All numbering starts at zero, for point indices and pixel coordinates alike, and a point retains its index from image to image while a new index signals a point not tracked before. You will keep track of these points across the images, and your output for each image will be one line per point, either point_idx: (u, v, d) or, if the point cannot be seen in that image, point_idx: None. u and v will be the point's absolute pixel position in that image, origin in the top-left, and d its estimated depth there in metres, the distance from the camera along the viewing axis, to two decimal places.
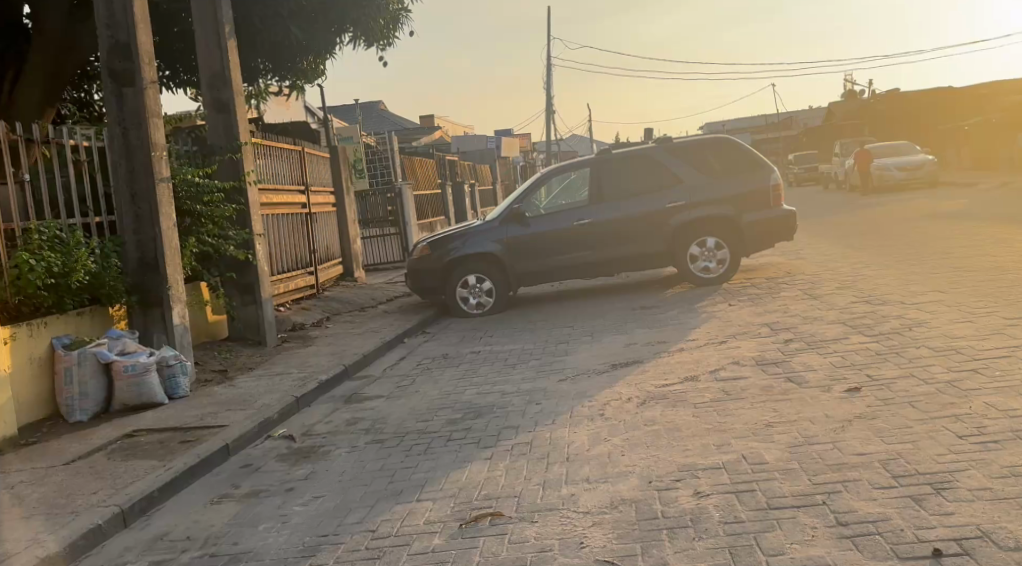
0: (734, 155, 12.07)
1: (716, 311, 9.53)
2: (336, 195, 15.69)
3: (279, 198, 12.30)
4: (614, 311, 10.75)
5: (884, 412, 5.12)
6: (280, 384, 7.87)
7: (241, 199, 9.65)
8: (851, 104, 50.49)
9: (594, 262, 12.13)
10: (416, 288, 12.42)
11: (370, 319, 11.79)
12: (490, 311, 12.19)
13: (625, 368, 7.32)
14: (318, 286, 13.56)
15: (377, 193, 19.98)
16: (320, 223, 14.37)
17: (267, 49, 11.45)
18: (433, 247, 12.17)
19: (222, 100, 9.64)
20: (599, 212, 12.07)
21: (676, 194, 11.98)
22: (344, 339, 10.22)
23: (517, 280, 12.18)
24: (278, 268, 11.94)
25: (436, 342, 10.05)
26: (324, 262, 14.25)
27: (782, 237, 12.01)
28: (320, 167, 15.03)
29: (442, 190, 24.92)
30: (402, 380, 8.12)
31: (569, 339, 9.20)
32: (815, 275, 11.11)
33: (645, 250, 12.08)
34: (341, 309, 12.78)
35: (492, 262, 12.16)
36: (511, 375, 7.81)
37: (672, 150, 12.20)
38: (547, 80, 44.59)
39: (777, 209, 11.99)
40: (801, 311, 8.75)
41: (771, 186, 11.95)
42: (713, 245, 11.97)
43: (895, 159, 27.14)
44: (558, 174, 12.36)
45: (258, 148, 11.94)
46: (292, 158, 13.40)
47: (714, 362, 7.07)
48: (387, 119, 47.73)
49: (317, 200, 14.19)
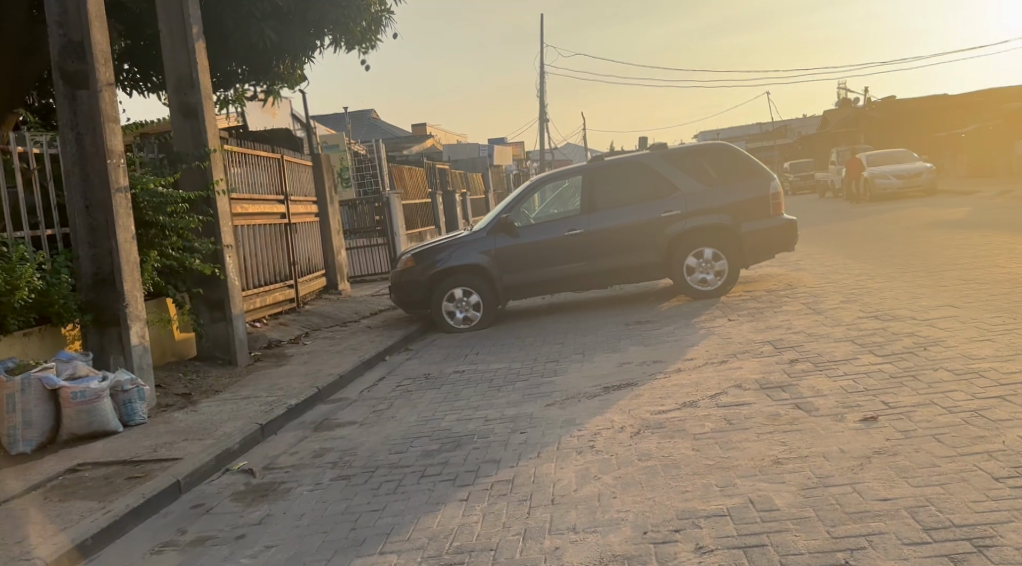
0: (732, 161, 11.56)
1: (714, 327, 8.98)
2: (319, 205, 15.14)
3: (254, 209, 11.74)
4: (607, 326, 10.18)
5: (907, 446, 4.57)
6: (246, 410, 7.29)
7: (210, 209, 9.11)
8: (846, 111, 50.12)
9: (585, 273, 11.57)
10: (400, 301, 11.84)
11: (351, 335, 11.22)
12: (477, 325, 11.60)
13: (617, 391, 6.75)
14: (298, 300, 13.00)
15: (364, 203, 19.49)
16: (301, 233, 13.81)
17: (240, 52, 10.91)
18: (418, 258, 11.63)
19: (189, 105, 9.10)
20: (591, 222, 11.53)
21: (671, 202, 11.44)
22: (320, 358, 9.64)
23: (505, 293, 11.63)
24: (253, 282, 11.37)
25: (418, 360, 9.47)
26: (305, 275, 13.69)
27: (782, 247, 11.47)
28: (302, 176, 14.49)
29: (432, 199, 24.37)
30: (379, 404, 7.54)
31: (558, 358, 8.62)
32: (817, 287, 10.57)
33: (640, 261, 11.53)
34: (321, 325, 12.20)
35: (480, 274, 11.60)
36: (495, 398, 7.24)
37: (668, 157, 11.67)
38: (540, 88, 44.20)
39: (777, 218, 11.45)
40: (806, 327, 8.20)
41: (771, 194, 11.43)
42: (710, 256, 11.38)
43: (894, 166, 26.66)
44: (548, 182, 11.81)
45: (231, 156, 11.39)
46: (270, 167, 12.84)
47: (714, 385, 6.51)
48: (379, 128, 47.24)
49: (298, 210, 13.64)
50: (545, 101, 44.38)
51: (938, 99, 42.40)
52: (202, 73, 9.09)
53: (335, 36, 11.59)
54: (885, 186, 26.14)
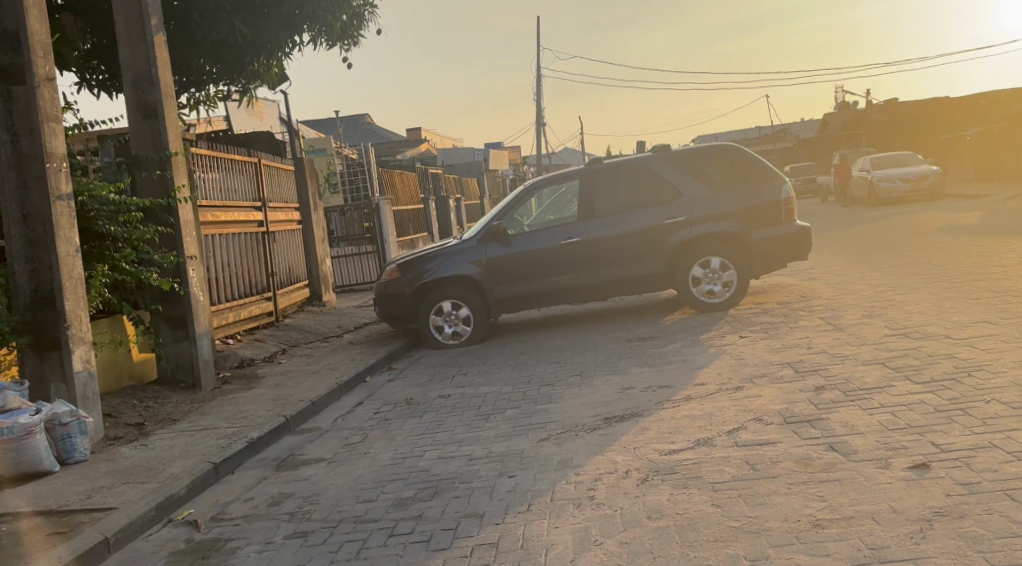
0: (740, 164, 10.76)
1: (725, 345, 8.17)
2: (302, 211, 14.33)
3: (226, 217, 10.93)
4: (607, 343, 9.37)
5: (975, 507, 3.76)
6: (201, 445, 6.47)
7: (171, 217, 8.31)
8: (847, 113, 49.44)
9: (583, 285, 10.78)
10: (385, 314, 11.03)
11: (331, 352, 10.39)
12: (467, 341, 10.78)
13: (620, 424, 5.93)
14: (277, 314, 12.18)
15: (353, 209, 18.79)
16: (281, 242, 12.99)
17: (209, 49, 10.11)
18: (403, 269, 10.85)
19: (149, 104, 8.27)
20: (590, 229, 10.73)
21: (675, 209, 10.65)
22: (294, 380, 8.82)
23: (498, 306, 10.82)
24: (224, 295, 10.56)
25: (400, 383, 8.64)
26: (284, 287, 12.86)
27: (795, 256, 10.67)
28: (284, 181, 13.67)
29: (425, 204, 23.57)
30: (352, 437, 6.73)
31: (554, 380, 7.80)
32: (834, 300, 9.76)
33: (642, 271, 10.73)
34: (301, 340, 11.39)
35: (469, 286, 10.81)
36: (482, 430, 6.41)
37: (671, 160, 10.87)
38: (536, 91, 43.48)
39: (789, 224, 10.65)
40: (829, 347, 7.39)
41: (783, 198, 10.63)
42: (718, 266, 10.56)
43: (900, 169, 25.87)
44: (543, 186, 11.01)
45: (201, 160, 10.58)
46: (247, 172, 12.03)
47: (731, 418, 5.70)
48: (373, 132, 46.46)
49: (277, 217, 12.83)
50: (542, 105, 43.62)
51: (940, 101, 41.74)
52: (161, 70, 8.28)
53: (314, 31, 10.79)
54: (890, 189, 25.42)
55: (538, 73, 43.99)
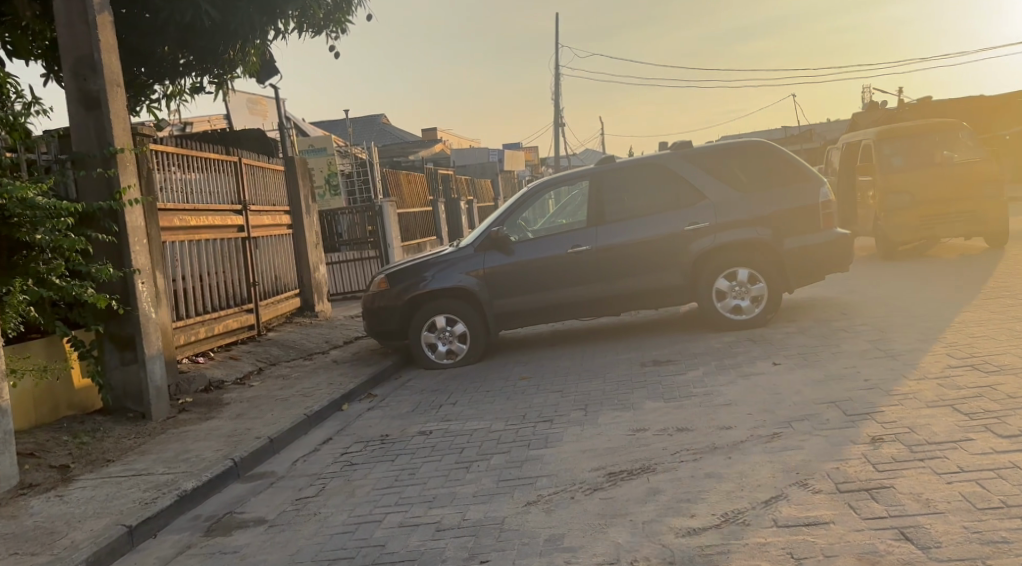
0: (770, 163, 9.56)
1: (755, 375, 7.00)
2: (294, 215, 13.25)
3: (198, 222, 9.85)
4: (619, 367, 8.21)
5: None
6: (123, 498, 5.37)
7: (116, 223, 7.25)
8: (877, 112, 47.87)
9: (595, 298, 9.62)
10: (372, 330, 9.92)
11: (311, 373, 9.30)
12: (463, 360, 9.65)
13: (627, 484, 4.78)
14: (259, 328, 11.12)
15: (354, 211, 17.77)
16: (267, 249, 11.92)
17: (175, 33, 9.03)
18: (393, 280, 9.77)
19: (91, 93, 7.19)
20: (601, 236, 9.58)
21: (697, 213, 9.48)
22: (259, 408, 7.74)
23: (498, 321, 9.69)
24: (192, 309, 9.49)
25: (380, 414, 7.54)
26: (270, 298, 11.81)
27: (834, 266, 9.45)
28: (272, 182, 12.59)
29: (434, 207, 22.53)
30: (307, 489, 5.60)
31: (553, 416, 6.65)
32: (880, 320, 8.56)
33: (660, 283, 9.55)
34: (282, 358, 10.31)
35: (466, 300, 9.69)
36: (461, 484, 5.27)
37: (693, 158, 9.67)
38: (554, 90, 42.47)
39: (826, 231, 9.44)
40: (881, 383, 6.20)
41: (820, 202, 9.42)
42: (746, 278, 9.35)
43: None
44: (548, 188, 9.87)
45: (169, 158, 9.49)
46: (226, 172, 10.94)
47: (767, 482, 4.52)
48: (387, 131, 45.37)
49: (262, 221, 11.77)
50: (560, 104, 42.52)
51: (975, 99, 40.20)
52: (106, 54, 7.21)
53: (295, 16, 9.69)
54: None
55: (557, 70, 42.78)
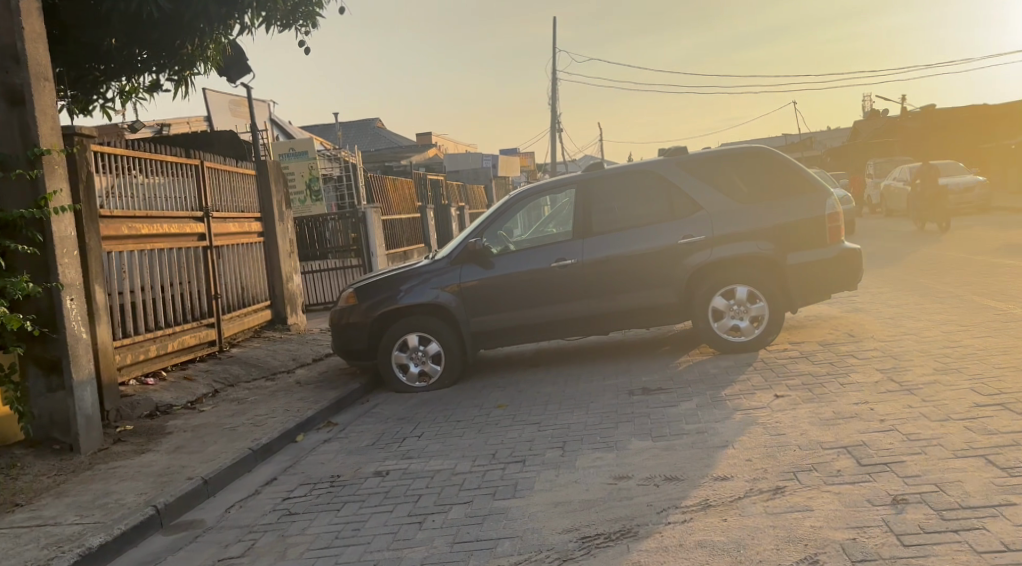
0: (773, 172, 8.80)
1: (754, 411, 6.23)
2: (265, 221, 12.46)
3: (151, 230, 9.08)
4: (604, 395, 7.45)
5: None
6: (16, 558, 4.60)
7: (41, 232, 6.46)
8: (879, 121, 47.30)
9: (581, 317, 8.85)
10: (339, 349, 9.13)
11: (270, 397, 8.53)
12: (437, 383, 8.87)
13: (601, 555, 4.01)
14: (222, 344, 10.36)
15: (338, 218, 17.03)
16: (233, 258, 11.14)
17: (123, 25, 8.26)
18: (362, 296, 9.00)
19: (13, 88, 6.40)
20: (588, 249, 8.81)
21: (692, 226, 8.71)
22: (204, 439, 6.96)
23: (476, 341, 8.92)
24: (141, 325, 8.72)
25: (337, 447, 6.76)
26: (234, 311, 11.03)
27: (840, 285, 8.68)
28: (240, 187, 11.80)
29: (423, 213, 21.80)
30: (234, 546, 4.82)
31: (526, 456, 5.88)
32: (893, 345, 7.81)
33: (651, 302, 8.79)
34: (242, 379, 9.53)
35: (440, 318, 8.92)
36: (410, 544, 4.50)
37: (689, 165, 8.90)
38: (552, 94, 41.82)
39: (833, 246, 8.67)
40: (899, 424, 5.44)
41: (827, 215, 8.64)
42: (745, 297, 8.59)
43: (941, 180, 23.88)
44: (531, 196, 9.10)
45: (120, 161, 8.71)
46: (186, 175, 10.16)
47: (768, 558, 3.76)
48: (382, 135, 44.61)
49: (227, 229, 10.99)
50: (557, 108, 41.86)
51: (976, 110, 39.77)
52: (31, 43, 6.43)
53: (259, 8, 8.90)
54: None
55: (554, 74, 42.08)
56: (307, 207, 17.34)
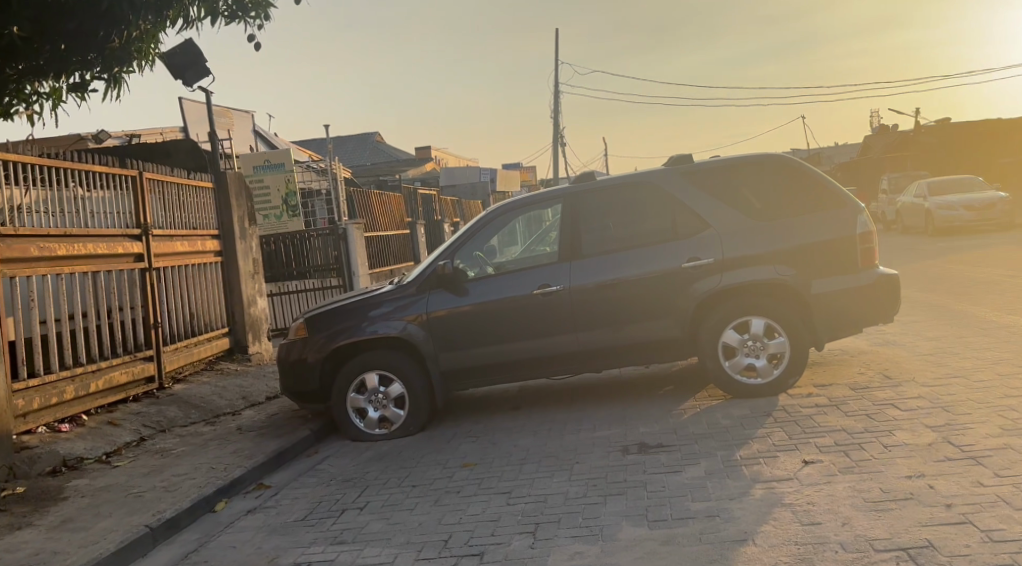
0: (793, 185, 7.51)
1: (779, 485, 4.94)
2: (224, 240, 11.20)
3: (71, 251, 7.82)
4: (592, 451, 6.17)
5: None
6: None
7: None
8: (890, 136, 46.16)
9: (568, 353, 7.56)
10: (286, 390, 7.81)
11: (201, 448, 7.25)
12: (398, 432, 7.51)
13: None
14: (162, 379, 9.08)
15: (318, 235, 15.73)
16: (180, 280, 9.88)
17: (26, 9, 6.92)
18: (314, 328, 7.72)
19: None
20: (578, 274, 7.53)
21: (698, 247, 7.42)
22: (102, 508, 5.69)
23: (445, 381, 7.62)
24: (54, 362, 7.47)
25: (261, 523, 5.48)
26: (180, 341, 9.76)
27: (874, 316, 7.37)
28: (193, 202, 10.55)
29: (413, 230, 20.62)
30: None
31: (488, 545, 4.58)
32: (942, 392, 6.54)
33: (651, 336, 7.49)
34: (178, 422, 8.25)
35: (404, 354, 7.62)
36: None
37: (694, 176, 7.62)
38: (555, 107, 40.76)
39: (865, 272, 7.36)
40: (975, 515, 4.18)
41: (858, 235, 7.35)
42: (762, 331, 7.28)
43: (964, 197, 22.72)
44: (512, 212, 7.83)
45: (32, 172, 7.45)
46: (122, 188, 8.91)
47: None
48: (382, 149, 43.48)
49: (174, 248, 9.73)
50: (560, 122, 40.79)
51: (992, 124, 38.63)
52: None
53: None
54: (952, 218, 22.47)
55: (558, 87, 40.98)
56: (283, 223, 15.93)
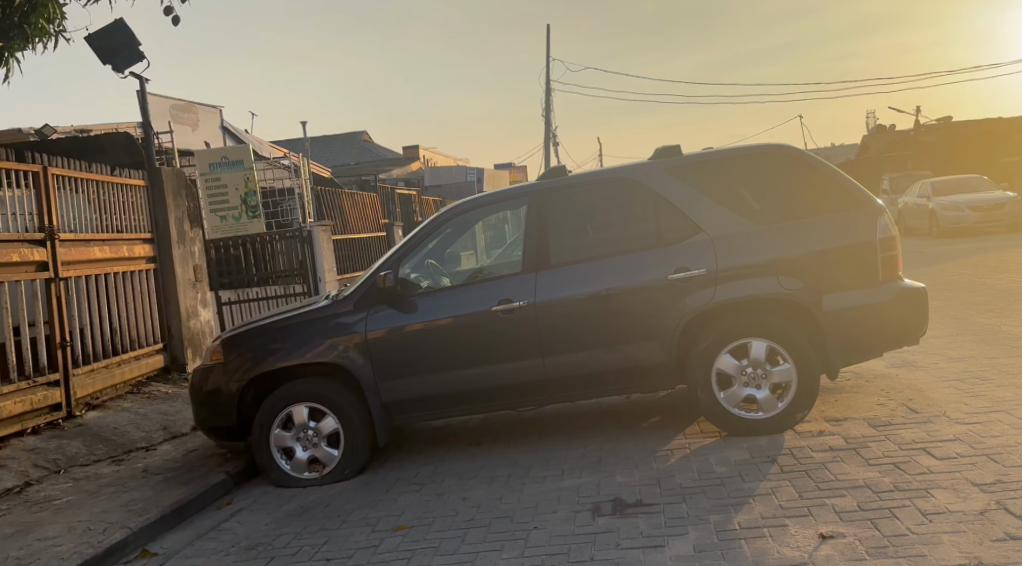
0: (799, 182, 6.32)
1: None
2: (157, 244, 9.98)
3: None
4: (556, 510, 4.98)
5: None
6: None
7: None
8: (888, 135, 45.13)
9: (533, 381, 6.35)
10: (201, 424, 6.60)
11: (92, 497, 6.06)
12: (331, 476, 6.30)
13: None
14: (70, 407, 7.85)
15: (279, 238, 14.62)
16: (99, 291, 8.66)
17: None
18: (233, 351, 6.51)
19: None
20: (545, 287, 6.32)
21: (687, 255, 6.21)
22: None
23: (388, 415, 6.41)
24: None
25: None
26: (97, 361, 8.55)
27: (897, 338, 6.18)
28: (118, 202, 9.33)
29: (389, 232, 19.40)
30: None
31: None
32: (985, 434, 5.35)
33: (631, 361, 6.29)
34: (79, 461, 7.05)
35: (339, 382, 6.40)
36: None
37: (681, 171, 6.42)
38: (546, 104, 39.58)
39: (886, 284, 6.17)
40: None
41: (877, 241, 6.15)
42: (764, 354, 6.07)
43: (971, 196, 21.57)
44: (467, 214, 6.63)
45: None
46: (22, 187, 7.70)
47: None
48: (368, 148, 42.23)
49: (90, 256, 8.52)
50: (550, 120, 39.62)
51: (994, 123, 37.55)
52: None
53: None
54: (957, 220, 21.31)
55: (548, 85, 39.80)
56: (242, 225, 14.31)
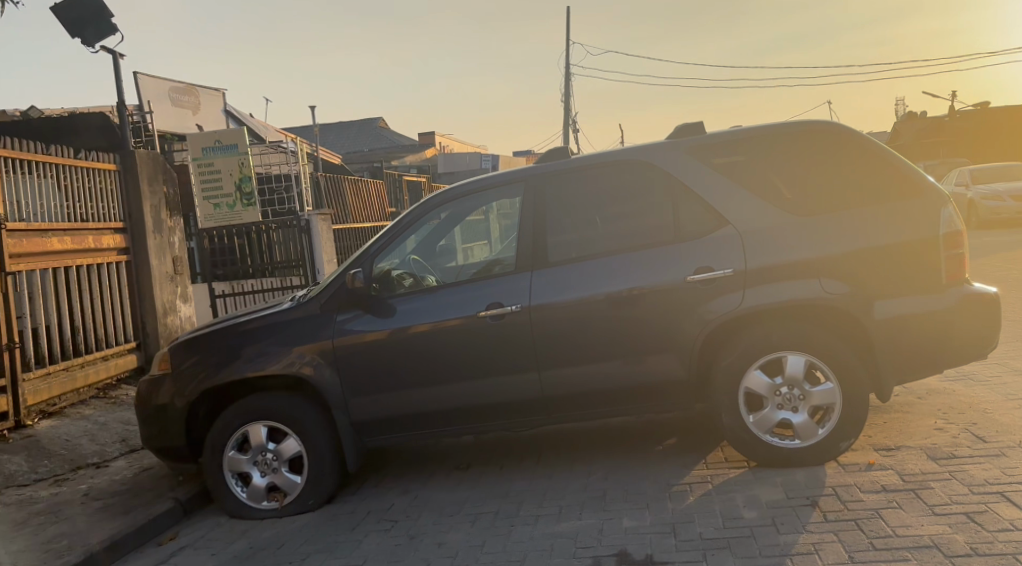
0: (845, 166, 5.34)
1: None
2: (130, 232, 9.13)
3: None
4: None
5: None
6: None
7: None
8: (920, 121, 43.64)
9: (529, 399, 5.43)
10: (148, 444, 5.76)
11: (16, 529, 5.24)
12: (293, 507, 5.43)
13: None
14: (17, 416, 7.05)
15: (275, 226, 13.71)
16: (57, 286, 7.82)
17: None
18: (184, 360, 5.65)
19: None
20: (544, 288, 5.38)
21: (711, 251, 5.26)
22: None
23: (360, 436, 5.52)
24: None
25: None
26: (55, 364, 7.74)
27: (961, 352, 5.20)
28: (85, 188, 8.49)
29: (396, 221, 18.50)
30: None
31: None
32: None
33: (644, 377, 5.35)
34: (17, 480, 6.24)
35: (303, 398, 5.52)
36: None
37: (705, 152, 5.46)
38: (566, 90, 38.49)
39: (949, 289, 5.18)
40: None
41: (939, 237, 5.16)
42: (802, 370, 5.11)
43: (1013, 185, 20.36)
44: (455, 202, 5.71)
45: None
46: None
47: None
48: (384, 134, 41.31)
49: (45, 247, 7.68)
50: (569, 106, 38.54)
51: None
52: None
53: None
54: (998, 209, 20.10)
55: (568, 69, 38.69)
56: (236, 213, 13.68)
